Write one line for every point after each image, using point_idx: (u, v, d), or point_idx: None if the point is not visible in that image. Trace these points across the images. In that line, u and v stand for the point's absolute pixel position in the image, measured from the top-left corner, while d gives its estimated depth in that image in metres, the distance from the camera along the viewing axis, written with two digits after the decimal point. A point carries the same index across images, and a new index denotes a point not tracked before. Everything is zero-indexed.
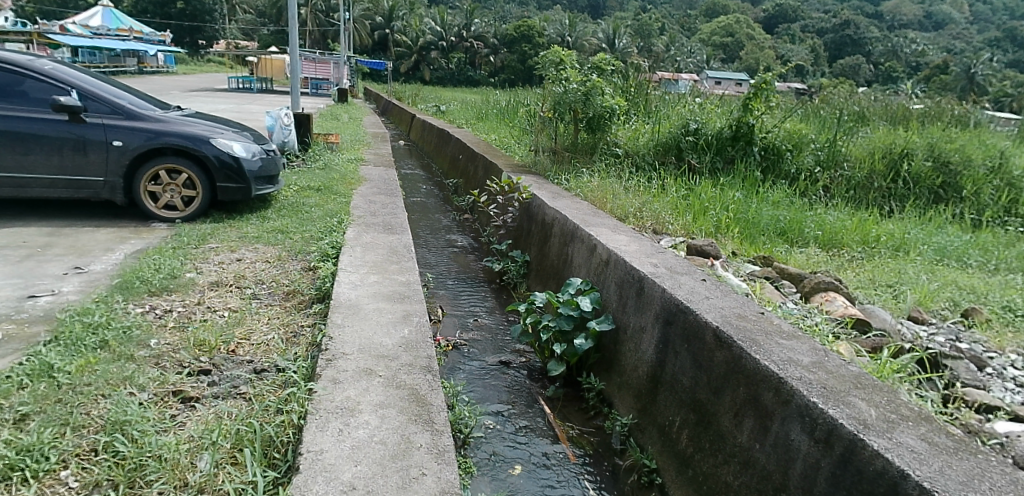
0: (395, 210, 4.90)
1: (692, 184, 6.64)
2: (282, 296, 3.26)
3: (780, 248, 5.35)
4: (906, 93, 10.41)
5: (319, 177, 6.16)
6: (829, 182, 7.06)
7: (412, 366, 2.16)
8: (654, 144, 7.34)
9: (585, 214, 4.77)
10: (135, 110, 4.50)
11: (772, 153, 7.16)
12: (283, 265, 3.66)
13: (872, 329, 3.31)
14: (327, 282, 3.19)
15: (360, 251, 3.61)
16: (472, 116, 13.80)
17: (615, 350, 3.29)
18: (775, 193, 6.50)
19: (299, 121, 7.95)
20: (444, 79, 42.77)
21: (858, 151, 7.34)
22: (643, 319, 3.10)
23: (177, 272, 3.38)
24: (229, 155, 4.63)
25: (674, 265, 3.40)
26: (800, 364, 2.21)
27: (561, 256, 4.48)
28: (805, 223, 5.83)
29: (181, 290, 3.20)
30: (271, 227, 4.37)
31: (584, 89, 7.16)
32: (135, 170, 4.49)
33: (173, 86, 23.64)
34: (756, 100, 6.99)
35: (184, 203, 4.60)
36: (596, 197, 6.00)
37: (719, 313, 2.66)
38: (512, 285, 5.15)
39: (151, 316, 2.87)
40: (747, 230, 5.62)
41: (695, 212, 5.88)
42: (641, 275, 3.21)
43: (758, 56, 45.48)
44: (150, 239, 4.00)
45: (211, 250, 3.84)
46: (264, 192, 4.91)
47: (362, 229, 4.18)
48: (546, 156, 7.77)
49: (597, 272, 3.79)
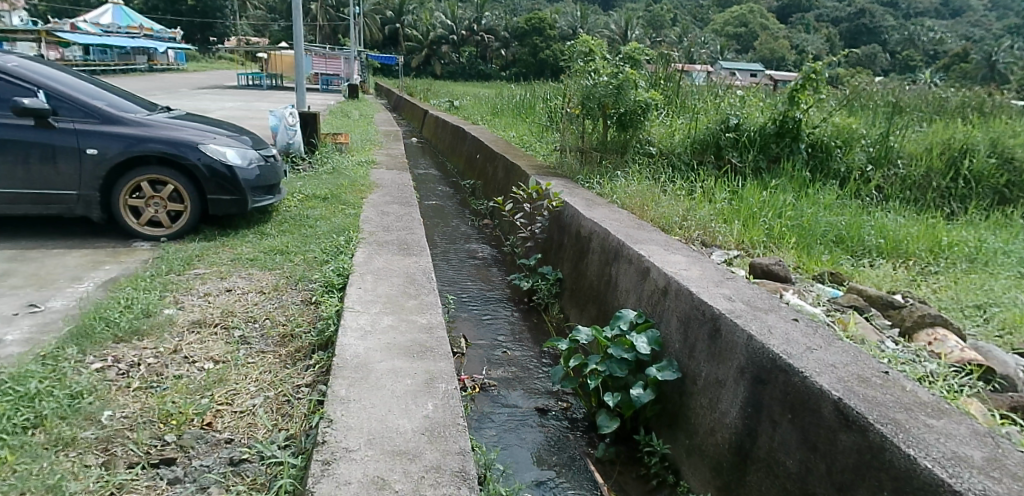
0: (412, 224, 4.31)
1: (735, 186, 6.00)
2: (276, 340, 2.71)
3: (843, 261, 4.71)
4: (940, 83, 9.66)
5: (327, 183, 5.58)
6: (882, 182, 6.37)
7: (439, 473, 1.59)
8: (691, 141, 6.72)
9: (629, 226, 4.15)
10: (113, 113, 3.94)
11: (819, 150, 6.51)
12: (280, 296, 3.09)
13: (998, 377, 2.70)
14: (331, 327, 2.62)
15: (371, 282, 3.02)
16: (486, 111, 13.20)
17: (682, 403, 2.72)
18: (826, 194, 5.84)
19: (306, 120, 7.37)
20: (455, 74, 42.17)
21: (913, 147, 6.66)
22: (718, 371, 2.52)
23: (153, 308, 2.84)
24: (221, 162, 4.05)
25: (753, 298, 2.80)
26: (972, 464, 1.65)
27: (602, 277, 3.89)
28: (865, 229, 5.19)
29: (154, 334, 2.66)
30: (270, 247, 3.80)
31: (615, 82, 6.40)
32: (114, 182, 3.93)
33: (182, 84, 23.17)
34: (803, 92, 6.28)
35: (170, 218, 4.03)
36: (634, 203, 5.38)
37: (833, 375, 2.09)
38: (543, 306, 4.57)
39: (111, 375, 2.32)
40: (804, 240, 4.97)
41: (744, 220, 5.22)
42: (716, 312, 2.62)
43: (772, 48, 44.35)
44: (128, 264, 3.45)
45: (197, 277, 3.28)
46: (263, 203, 4.33)
47: (374, 250, 3.59)
48: (572, 156, 7.15)
49: (651, 301, 3.19)
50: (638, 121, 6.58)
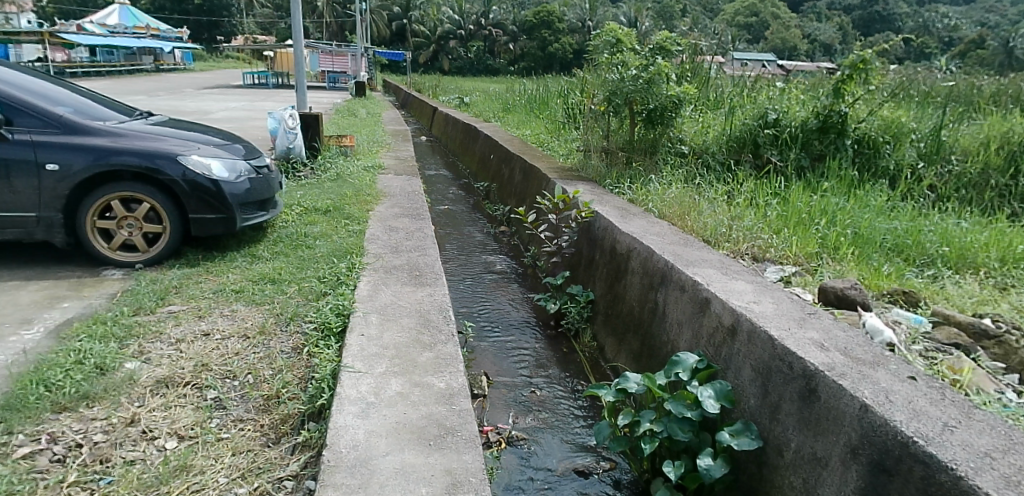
0: (423, 243, 3.77)
1: (777, 187, 5.38)
2: (258, 403, 2.19)
3: (909, 274, 3.98)
4: (987, 75, 8.89)
5: (329, 193, 5.06)
6: (935, 181, 5.58)
7: None
8: (726, 139, 6.14)
9: (674, 242, 3.59)
10: (77, 121, 3.43)
11: (866, 146, 5.81)
12: (267, 342, 2.57)
13: None
14: (324, 392, 2.10)
15: (377, 325, 2.50)
16: (498, 108, 12.61)
17: (765, 479, 2.19)
18: (877, 195, 5.15)
19: (308, 122, 6.85)
20: (463, 69, 41.47)
21: (967, 142, 5.85)
22: (817, 446, 2.00)
23: (109, 363, 2.34)
24: (205, 176, 3.53)
25: (851, 345, 2.26)
26: None
27: (645, 304, 3.35)
28: (926, 235, 4.42)
29: (108, 399, 2.16)
30: (261, 274, 3.30)
31: (645, 75, 5.80)
32: (80, 201, 3.43)
33: (188, 85, 22.70)
34: (850, 83, 5.60)
35: (147, 242, 3.52)
36: (673, 213, 4.81)
37: (998, 475, 1.57)
38: (572, 331, 4.04)
39: (41, 465, 1.85)
40: (862, 250, 4.25)
41: (794, 229, 4.54)
42: (810, 369, 2.09)
43: (786, 37, 43.23)
44: (93, 300, 2.96)
45: (171, 317, 2.77)
46: (254, 221, 3.82)
47: (381, 280, 3.07)
48: (596, 157, 6.55)
49: (713, 341, 2.65)
50: (669, 118, 6.00)
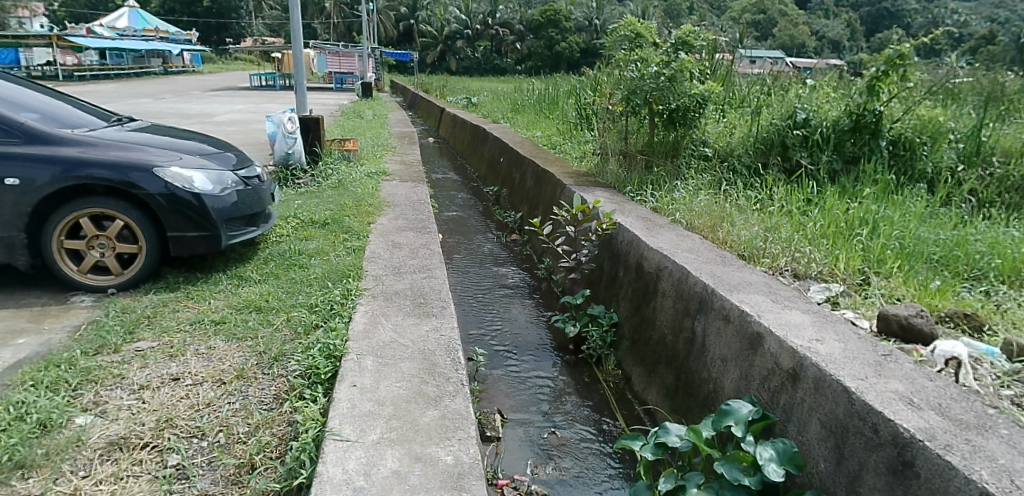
0: (429, 262, 3.40)
1: (811, 193, 4.94)
2: (225, 473, 1.82)
3: (962, 291, 3.39)
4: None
5: (328, 203, 4.69)
6: (976, 185, 4.98)
7: None
8: (752, 140, 5.67)
9: (710, 260, 3.19)
10: (41, 129, 3.08)
11: (902, 148, 5.31)
12: (245, 390, 2.19)
13: None
14: (305, 465, 1.74)
15: (374, 372, 2.13)
16: (508, 108, 12.21)
17: None
18: (916, 200, 4.67)
19: (308, 125, 6.46)
20: (470, 69, 41.12)
21: (1009, 143, 5.23)
22: None
23: (55, 419, 1.97)
24: (185, 190, 3.16)
25: (947, 402, 1.86)
26: None
27: (680, 332, 2.95)
28: (974, 245, 3.81)
29: (47, 468, 1.79)
30: (246, 300, 2.92)
31: (668, 72, 5.39)
32: (46, 219, 3.07)
33: (195, 87, 22.50)
34: (885, 80, 5.09)
35: (121, 263, 3.16)
36: (702, 224, 4.40)
37: None
38: (595, 358, 3.65)
39: None
40: (910, 266, 3.64)
41: (833, 239, 4.03)
42: (904, 435, 1.69)
43: (797, 34, 42.49)
44: (52, 334, 2.60)
45: (137, 356, 2.41)
46: (243, 238, 3.44)
47: (381, 310, 2.69)
48: (614, 162, 6.14)
49: (768, 385, 2.25)
50: (692, 119, 5.59)
